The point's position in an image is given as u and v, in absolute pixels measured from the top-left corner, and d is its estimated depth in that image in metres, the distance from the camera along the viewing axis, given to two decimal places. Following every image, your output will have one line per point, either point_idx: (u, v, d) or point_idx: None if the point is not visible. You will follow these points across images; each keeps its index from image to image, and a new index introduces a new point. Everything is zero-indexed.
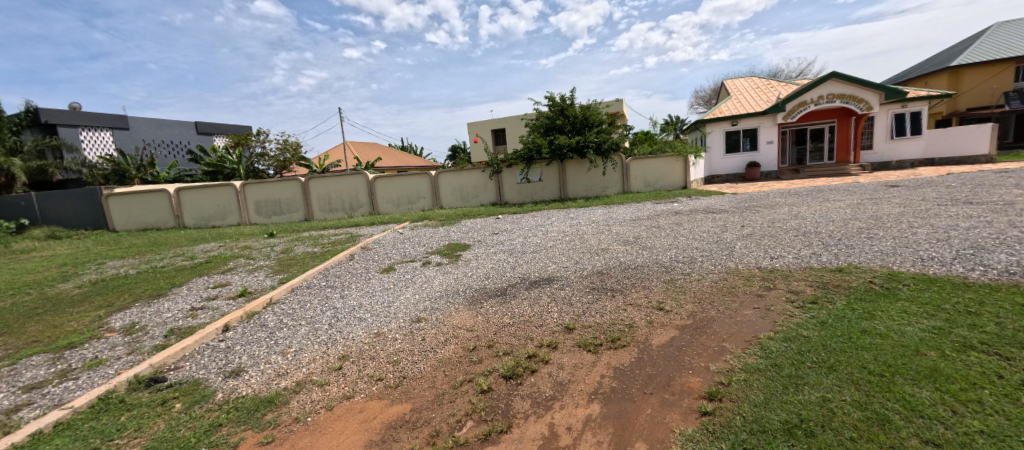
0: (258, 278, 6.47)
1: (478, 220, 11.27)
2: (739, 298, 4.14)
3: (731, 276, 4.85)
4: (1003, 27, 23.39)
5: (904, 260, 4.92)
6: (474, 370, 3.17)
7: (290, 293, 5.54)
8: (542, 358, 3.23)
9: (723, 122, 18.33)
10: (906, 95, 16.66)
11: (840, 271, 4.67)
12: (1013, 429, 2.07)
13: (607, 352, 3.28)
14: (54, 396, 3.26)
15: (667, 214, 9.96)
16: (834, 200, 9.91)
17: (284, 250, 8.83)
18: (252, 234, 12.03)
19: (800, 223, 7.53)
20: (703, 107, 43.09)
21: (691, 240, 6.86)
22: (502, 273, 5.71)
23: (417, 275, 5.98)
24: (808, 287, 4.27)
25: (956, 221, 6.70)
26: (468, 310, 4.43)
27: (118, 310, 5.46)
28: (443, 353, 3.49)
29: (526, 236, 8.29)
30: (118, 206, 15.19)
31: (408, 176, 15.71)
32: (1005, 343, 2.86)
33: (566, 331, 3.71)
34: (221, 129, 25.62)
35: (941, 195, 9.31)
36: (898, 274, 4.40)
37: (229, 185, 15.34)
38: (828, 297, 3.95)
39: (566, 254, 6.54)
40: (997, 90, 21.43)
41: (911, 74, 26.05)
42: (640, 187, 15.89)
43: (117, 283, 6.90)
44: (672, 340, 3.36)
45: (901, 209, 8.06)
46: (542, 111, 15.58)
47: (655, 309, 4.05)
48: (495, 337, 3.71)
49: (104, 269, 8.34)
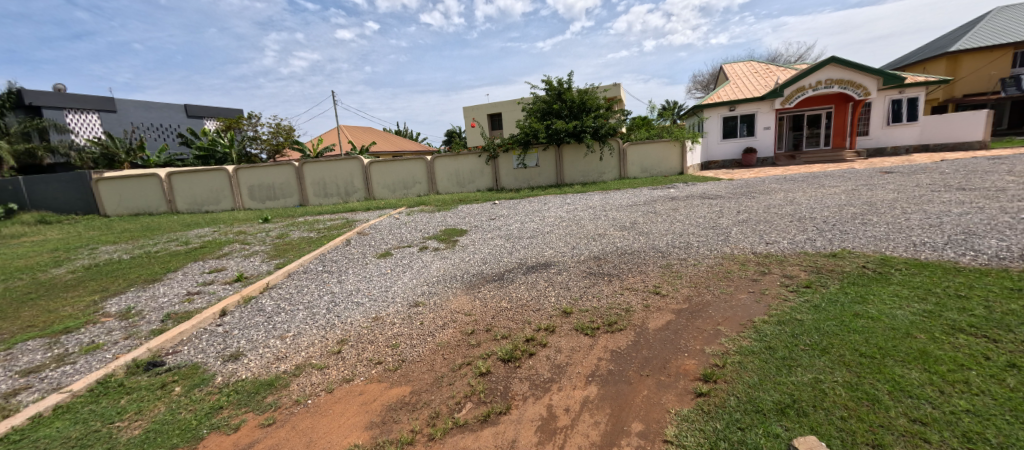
0: (254, 263, 6.44)
1: (475, 206, 11.23)
2: (733, 282, 4.20)
3: (726, 261, 4.90)
4: (1002, 12, 23.34)
5: (897, 245, 4.99)
6: (473, 354, 3.20)
7: (287, 278, 5.54)
8: (540, 342, 3.27)
9: (721, 107, 18.23)
10: (903, 80, 16.63)
11: (834, 256, 4.72)
12: (999, 408, 2.13)
13: (605, 335, 3.32)
14: (52, 379, 3.26)
15: (663, 199, 9.99)
16: (830, 186, 9.97)
17: (280, 235, 8.77)
18: (246, 220, 11.93)
19: (795, 209, 7.59)
20: (700, 92, 42.85)
21: (687, 226, 6.90)
22: (500, 258, 5.72)
23: (415, 260, 5.98)
24: (803, 272, 4.33)
25: (949, 207, 6.77)
26: (466, 294, 4.47)
27: (113, 295, 5.45)
28: (442, 337, 3.52)
29: (522, 221, 8.30)
30: (108, 191, 14.99)
31: (403, 161, 15.57)
32: (993, 325, 2.93)
33: (563, 315, 3.75)
34: (211, 111, 25.23)
35: (935, 181, 9.39)
36: (891, 259, 4.45)
37: (222, 169, 15.15)
38: (822, 281, 4.00)
39: (563, 239, 6.56)
40: (994, 76, 21.49)
41: (909, 59, 26.02)
42: (637, 173, 15.88)
43: (111, 268, 6.86)
44: (668, 324, 3.40)
45: (895, 195, 8.12)
46: (539, 95, 15.47)
47: (651, 292, 4.11)
48: (493, 321, 3.73)
49: (97, 254, 8.30)
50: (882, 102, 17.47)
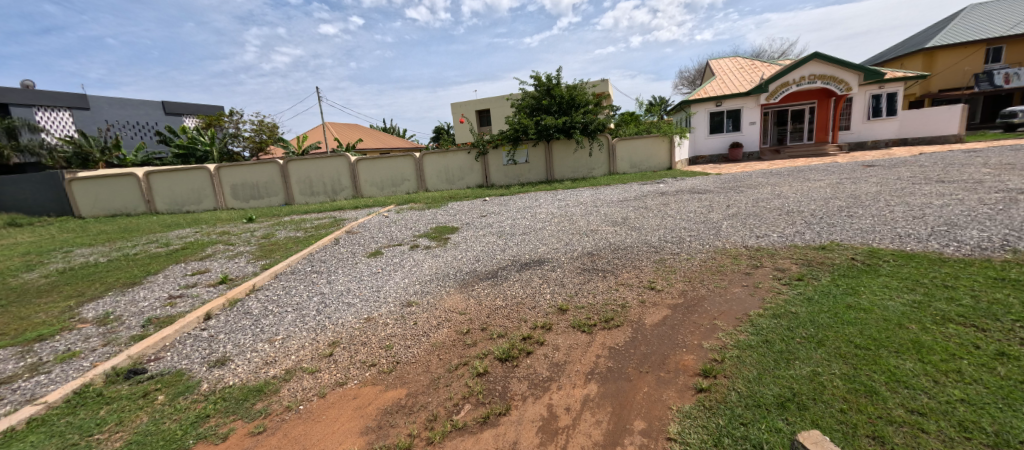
0: (239, 264, 6.28)
1: (465, 203, 11.13)
2: (727, 276, 4.21)
3: (719, 255, 4.91)
4: (975, 10, 24.03)
5: (883, 237, 5.07)
6: (468, 354, 3.14)
7: (274, 279, 5.39)
8: (537, 340, 3.22)
9: (708, 103, 18.42)
10: (883, 75, 16.99)
11: (823, 249, 4.77)
12: (991, 396, 2.16)
13: (602, 332, 3.30)
14: (25, 391, 3.12)
15: (653, 194, 10.02)
16: (815, 179, 10.13)
17: (265, 235, 8.59)
18: (229, 219, 11.66)
19: (783, 202, 7.69)
20: (687, 87, 43.19)
21: (679, 220, 6.93)
22: (492, 256, 5.66)
23: (406, 259, 5.89)
24: (794, 265, 4.36)
25: (930, 199, 6.93)
26: (460, 293, 4.40)
27: (90, 300, 5.25)
28: (436, 337, 3.46)
29: (514, 218, 8.24)
30: (82, 192, 14.48)
31: (391, 158, 15.36)
32: (981, 315, 2.98)
33: (559, 312, 3.71)
34: (190, 108, 24.62)
35: (915, 174, 9.63)
36: (878, 251, 4.52)
37: (203, 168, 14.75)
38: (813, 274, 4.04)
39: (555, 236, 6.53)
40: (969, 72, 22.14)
41: (887, 55, 26.64)
42: (626, 168, 15.96)
43: (87, 271, 6.62)
44: (664, 319, 3.39)
45: (878, 188, 8.28)
46: (528, 91, 15.42)
47: (647, 288, 4.10)
48: (488, 319, 3.68)
49: (72, 257, 7.99)
50: (862, 97, 17.83)
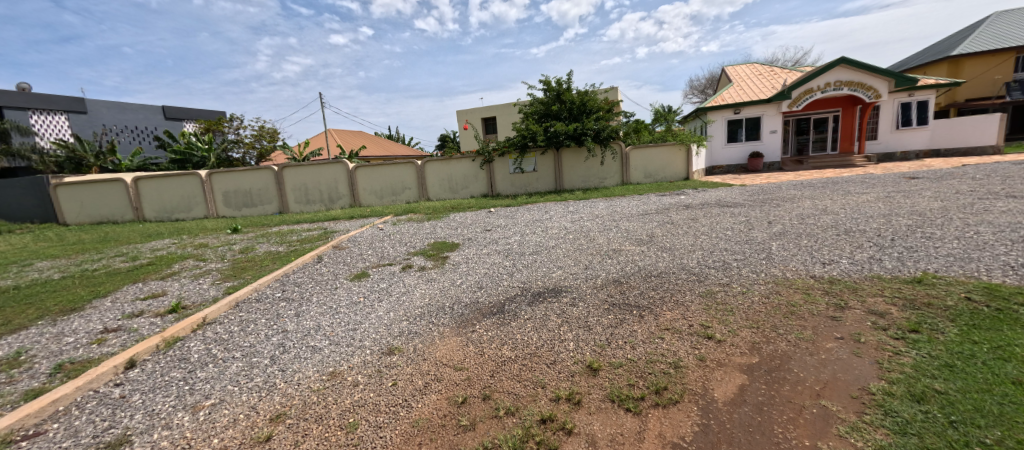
0: (201, 287, 5.33)
1: (469, 214, 10.24)
2: (808, 322, 3.17)
3: (783, 289, 3.89)
4: (1002, 16, 23.03)
5: (989, 268, 4.04)
6: (464, 446, 2.16)
7: (233, 309, 4.42)
8: (563, 426, 2.23)
9: (726, 110, 17.44)
10: (916, 82, 15.93)
11: (920, 283, 3.74)
12: None
13: (656, 411, 2.29)
14: None
15: (677, 207, 9.05)
16: (857, 193, 9.06)
17: (244, 249, 7.65)
18: (214, 229, 10.80)
19: (835, 219, 6.66)
20: (697, 97, 42.30)
21: (716, 240, 5.92)
22: (498, 282, 4.67)
23: (395, 284, 4.92)
24: (893, 307, 3.32)
25: (1013, 217, 5.87)
26: (456, 336, 3.41)
27: (10, 332, 4.31)
28: (419, 410, 2.47)
29: (522, 234, 7.27)
30: (67, 197, 13.75)
31: (392, 165, 14.51)
32: None
33: (589, 373, 2.72)
34: (190, 112, 24.12)
35: (974, 187, 8.56)
36: (997, 288, 3.49)
37: (194, 174, 13.95)
38: (930, 323, 2.99)
39: (572, 256, 5.55)
40: (999, 81, 21.06)
41: (909, 64, 25.63)
42: (641, 178, 14.98)
43: (30, 291, 5.72)
44: (743, 393, 2.38)
45: (941, 203, 7.23)
46: (537, 96, 14.59)
47: (702, 337, 3.08)
48: (492, 381, 2.70)
49: (26, 272, 7.09)
50: (891, 105, 16.81)
